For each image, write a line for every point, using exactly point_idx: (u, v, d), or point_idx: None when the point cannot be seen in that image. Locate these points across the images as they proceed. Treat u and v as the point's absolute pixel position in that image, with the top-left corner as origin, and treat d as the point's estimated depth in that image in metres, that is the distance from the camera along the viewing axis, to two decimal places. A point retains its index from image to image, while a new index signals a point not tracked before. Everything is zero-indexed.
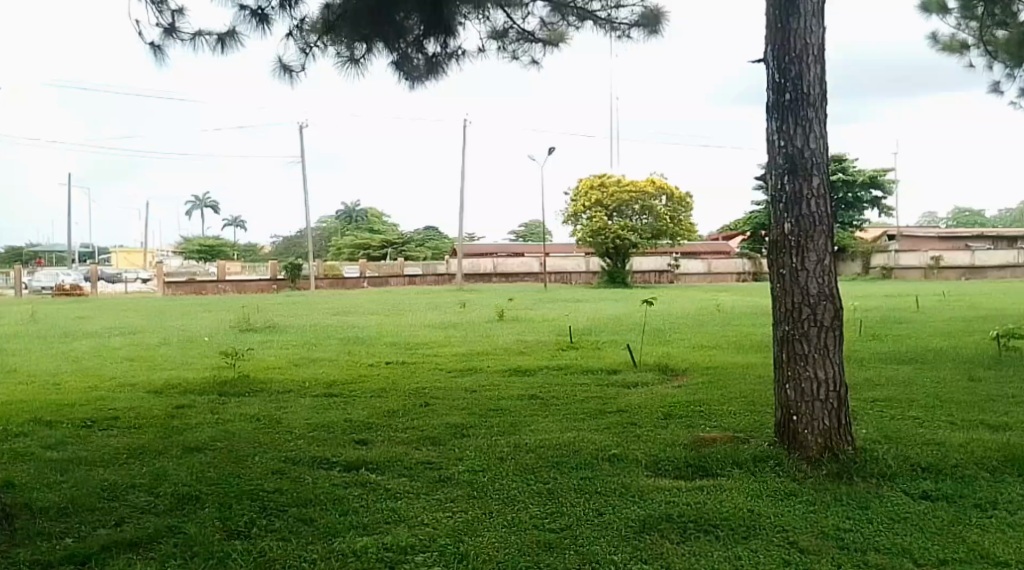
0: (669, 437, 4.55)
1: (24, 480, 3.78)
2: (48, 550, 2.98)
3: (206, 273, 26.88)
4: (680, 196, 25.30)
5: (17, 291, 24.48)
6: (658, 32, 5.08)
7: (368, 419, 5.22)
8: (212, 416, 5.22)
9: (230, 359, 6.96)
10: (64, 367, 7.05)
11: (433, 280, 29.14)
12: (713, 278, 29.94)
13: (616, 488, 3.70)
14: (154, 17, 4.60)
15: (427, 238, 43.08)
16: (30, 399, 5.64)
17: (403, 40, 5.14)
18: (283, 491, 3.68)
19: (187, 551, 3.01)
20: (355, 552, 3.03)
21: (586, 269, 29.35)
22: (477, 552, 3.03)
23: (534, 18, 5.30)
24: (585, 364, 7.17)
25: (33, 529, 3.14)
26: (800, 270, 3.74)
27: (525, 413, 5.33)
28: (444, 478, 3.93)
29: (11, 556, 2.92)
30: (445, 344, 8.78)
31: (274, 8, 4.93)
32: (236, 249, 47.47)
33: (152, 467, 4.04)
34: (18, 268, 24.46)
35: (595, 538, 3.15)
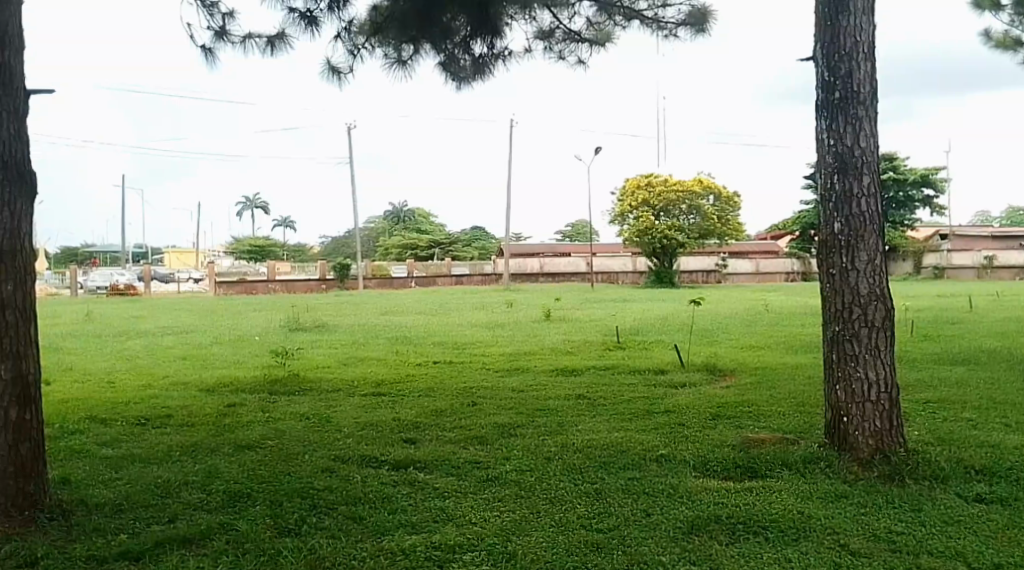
0: (717, 438, 4.53)
1: (80, 477, 3.91)
2: (103, 546, 3.04)
3: (256, 273, 27.32)
4: (728, 196, 25.04)
5: (75, 294, 25.17)
6: (706, 31, 5.05)
7: (415, 419, 5.29)
8: (262, 415, 5.33)
9: (279, 359, 7.09)
10: (118, 366, 7.24)
11: (479, 280, 29.22)
12: (761, 278, 29.59)
13: (664, 489, 3.71)
14: (205, 20, 4.73)
15: (473, 239, 43.27)
16: (87, 397, 5.82)
17: (449, 41, 5.19)
18: (332, 490, 3.76)
19: (239, 549, 3.09)
20: (404, 550, 3.09)
21: (632, 269, 29.19)
22: (524, 552, 3.07)
23: (581, 18, 5.31)
24: (632, 364, 7.17)
25: (88, 525, 3.20)
26: (851, 270, 3.70)
27: (571, 413, 5.36)
28: (491, 477, 3.97)
29: (66, 548, 3.00)
30: (491, 343, 8.84)
31: (323, 10, 5.03)
32: (285, 250, 48.24)
33: (202, 465, 4.14)
34: (76, 270, 25.15)
35: (642, 538, 3.16)
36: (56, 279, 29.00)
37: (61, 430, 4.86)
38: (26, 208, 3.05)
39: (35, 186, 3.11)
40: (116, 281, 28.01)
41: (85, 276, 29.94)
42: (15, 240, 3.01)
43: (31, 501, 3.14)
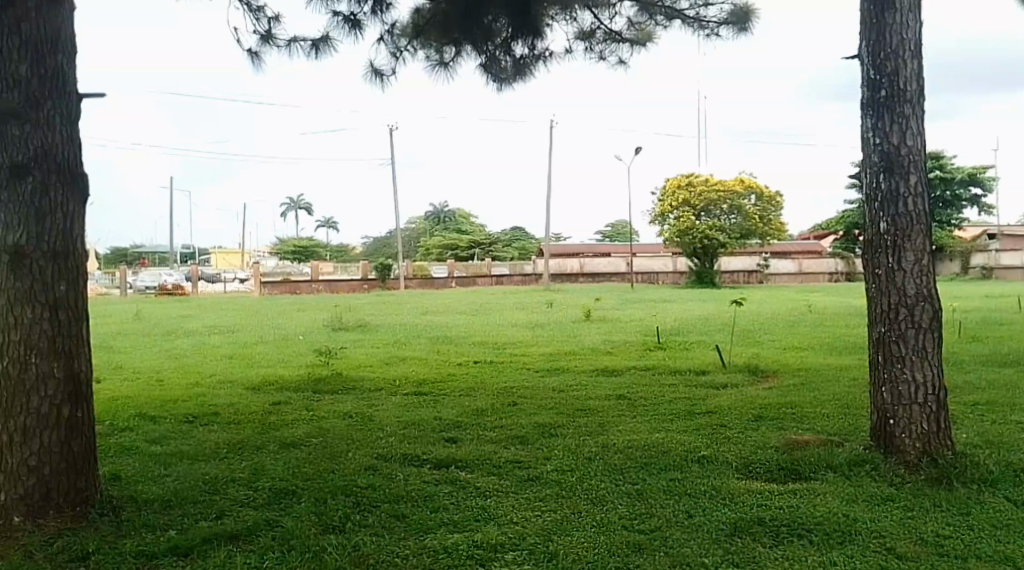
0: (760, 439, 4.51)
1: (130, 473, 4.03)
2: (152, 542, 3.12)
3: (299, 274, 27.72)
4: (770, 195, 24.77)
5: (125, 294, 25.75)
6: (748, 30, 5.01)
7: (457, 418, 5.33)
8: (306, 413, 5.43)
9: (322, 358, 7.21)
10: (166, 365, 7.40)
11: (519, 280, 29.27)
12: (804, 277, 29.18)
13: (706, 490, 3.70)
14: (252, 25, 4.83)
15: (513, 239, 43.36)
16: (137, 395, 5.97)
17: (491, 43, 5.23)
18: (375, 487, 3.82)
19: (285, 545, 3.16)
20: (446, 549, 3.13)
21: (673, 269, 29.01)
22: (566, 552, 3.09)
23: (622, 18, 5.30)
24: (673, 365, 7.15)
25: (138, 521, 3.28)
26: (897, 270, 3.66)
27: (612, 413, 5.38)
28: (533, 477, 4.00)
29: (117, 543, 3.08)
30: (532, 343, 8.87)
31: (366, 13, 5.10)
32: (329, 250, 48.91)
33: (248, 462, 4.23)
34: (124, 269, 25.76)
35: (685, 540, 3.16)
36: (106, 280, 29.69)
37: (112, 427, 5.00)
38: (78, 210, 3.15)
39: (86, 189, 3.20)
40: (164, 282, 28.61)
41: (134, 275, 30.65)
42: (67, 241, 3.11)
43: (81, 497, 3.21)
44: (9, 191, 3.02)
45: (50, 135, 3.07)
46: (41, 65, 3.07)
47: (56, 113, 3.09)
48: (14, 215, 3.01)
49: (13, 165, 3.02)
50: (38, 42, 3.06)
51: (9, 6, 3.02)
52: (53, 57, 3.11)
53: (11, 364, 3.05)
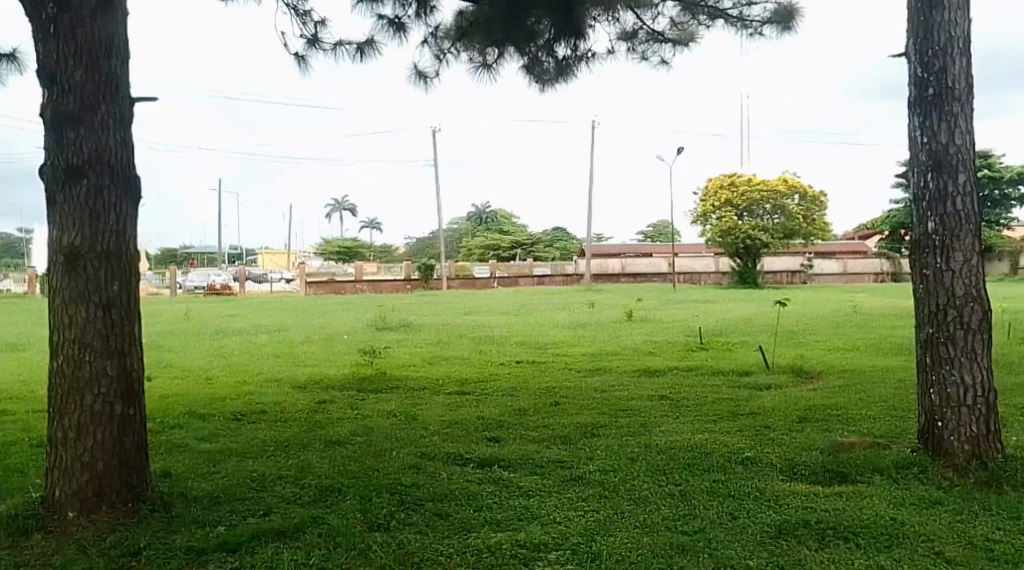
0: (804, 441, 4.49)
1: (181, 469, 4.14)
2: (202, 537, 3.20)
3: (344, 274, 28.08)
4: (814, 195, 24.47)
5: (177, 293, 26.33)
6: (792, 29, 4.98)
7: (499, 417, 5.39)
8: (351, 411, 5.53)
9: (367, 357, 7.31)
10: (215, 363, 7.57)
11: (561, 280, 29.28)
12: (849, 278, 28.81)
13: (750, 492, 3.70)
14: (299, 29, 4.93)
15: (554, 239, 43.35)
16: (188, 393, 6.13)
17: (533, 45, 5.27)
18: (419, 486, 3.88)
19: (332, 542, 3.23)
20: (490, 548, 3.18)
21: (715, 269, 28.79)
22: (609, 552, 3.12)
23: (664, 18, 5.30)
24: (715, 366, 7.13)
25: (189, 516, 3.38)
26: (945, 270, 3.62)
27: (655, 414, 5.38)
28: (575, 477, 4.03)
29: (168, 538, 3.16)
30: (574, 343, 8.90)
31: (410, 17, 5.17)
32: (372, 251, 49.44)
33: (295, 460, 4.33)
34: (175, 271, 26.35)
35: (729, 542, 3.17)
36: (157, 280, 30.40)
37: (163, 424, 5.15)
38: (130, 211, 3.24)
39: (139, 192, 3.30)
40: (212, 282, 29.18)
41: (185, 275, 31.34)
42: (120, 242, 3.20)
43: (133, 493, 3.29)
44: (65, 193, 3.13)
45: (104, 140, 3.17)
46: (97, 70, 3.17)
47: (110, 117, 3.19)
48: (70, 216, 3.12)
49: (69, 168, 3.13)
50: (92, 47, 3.17)
51: (66, 14, 3.15)
52: (107, 63, 3.20)
53: (66, 362, 3.15)
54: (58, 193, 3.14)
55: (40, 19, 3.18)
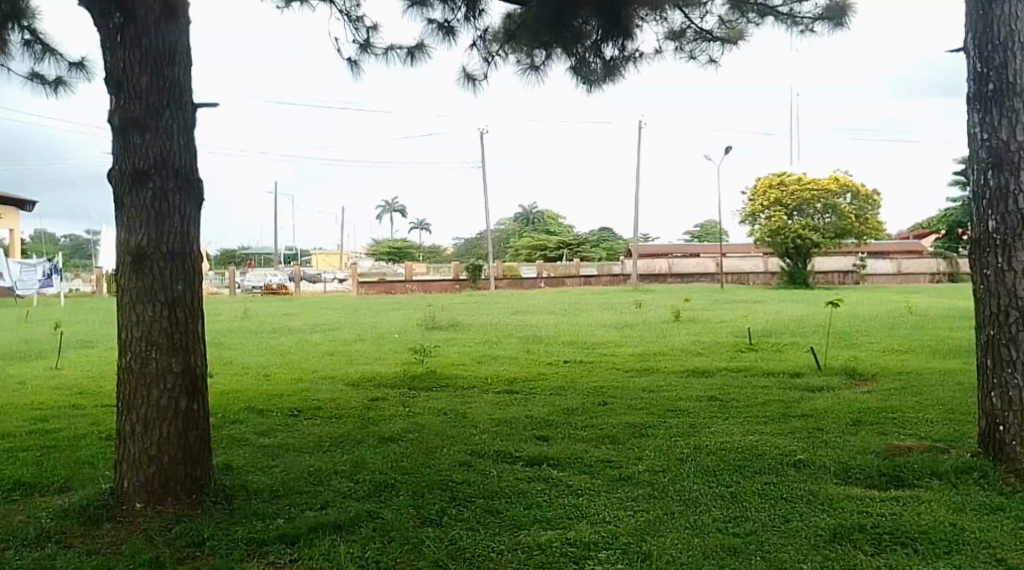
0: (858, 444, 4.44)
1: (241, 463, 4.24)
2: (263, 529, 3.28)
3: (394, 275, 28.41)
4: (866, 193, 24.17)
5: (235, 293, 26.89)
6: (844, 25, 4.93)
7: (547, 416, 5.42)
8: (403, 409, 5.61)
9: (418, 356, 7.40)
10: (271, 360, 7.73)
11: (608, 280, 29.19)
12: (903, 279, 28.30)
13: (803, 495, 3.68)
14: (351, 34, 5.02)
15: (600, 239, 43.25)
16: (245, 389, 6.27)
17: (581, 45, 5.27)
18: (470, 483, 3.93)
19: (386, 536, 3.30)
20: (541, 545, 3.21)
21: (764, 270, 28.47)
22: (660, 552, 3.13)
23: (713, 17, 5.26)
24: (767, 367, 7.05)
25: (249, 509, 3.47)
26: (1007, 271, 3.56)
27: (704, 415, 5.36)
28: (625, 477, 4.04)
29: (230, 530, 3.25)
30: (623, 343, 8.88)
31: (460, 20, 5.22)
32: (421, 252, 49.91)
33: (350, 456, 4.41)
34: (231, 272, 26.93)
35: (782, 545, 3.16)
36: (215, 279, 31.11)
37: (223, 419, 5.28)
38: (193, 213, 3.34)
39: (201, 194, 3.39)
40: (268, 282, 29.80)
41: (239, 276, 32.01)
42: (184, 243, 3.30)
43: (196, 485, 3.39)
44: (132, 195, 3.24)
45: (168, 144, 3.27)
46: (161, 76, 3.28)
47: (173, 121, 3.29)
48: (136, 217, 3.23)
49: (135, 171, 3.23)
50: (157, 55, 3.28)
51: (132, 22, 3.26)
52: (171, 69, 3.31)
53: (133, 359, 3.26)
54: (125, 196, 3.25)
55: (107, 28, 3.29)
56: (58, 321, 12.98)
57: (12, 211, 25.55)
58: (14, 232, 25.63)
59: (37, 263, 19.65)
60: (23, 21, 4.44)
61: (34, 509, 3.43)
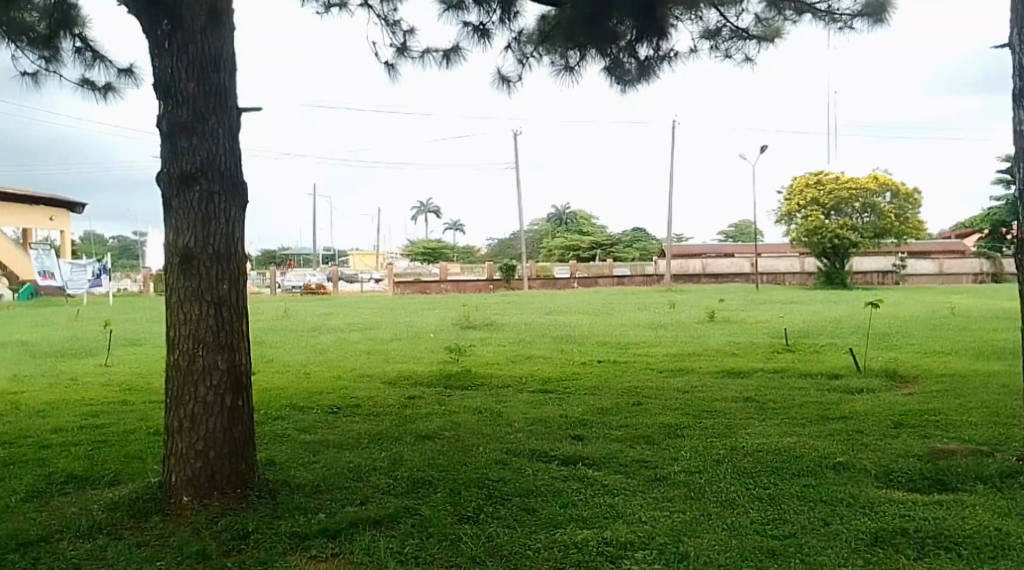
0: (901, 447, 4.38)
1: (283, 459, 4.29)
2: (305, 524, 3.32)
3: (429, 275, 28.54)
4: (907, 192, 23.88)
5: (276, 293, 27.27)
6: (884, 22, 4.85)
7: (582, 416, 5.41)
8: (439, 407, 5.63)
9: (453, 355, 7.43)
10: (310, 359, 7.81)
11: (641, 280, 29.06)
12: (945, 278, 27.85)
13: (843, 498, 3.63)
14: (388, 38, 5.05)
15: (633, 240, 43.06)
16: (286, 386, 6.35)
17: (615, 45, 5.25)
18: (506, 481, 3.94)
19: (424, 532, 3.32)
20: (576, 544, 3.20)
21: (800, 270, 28.18)
22: (697, 554, 3.11)
23: (749, 15, 5.21)
24: (804, 368, 6.98)
25: (292, 504, 3.51)
26: None
27: (739, 416, 5.32)
28: (661, 477, 4.03)
29: (273, 524, 3.29)
30: (658, 344, 8.85)
31: (495, 23, 5.24)
32: (454, 253, 50.10)
33: (388, 452, 4.45)
34: (269, 272, 27.28)
35: (822, 548, 3.13)
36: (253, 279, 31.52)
37: (266, 415, 5.34)
38: (238, 215, 3.39)
39: (245, 196, 3.44)
40: (305, 282, 30.11)
41: (277, 276, 32.38)
42: (230, 244, 3.35)
43: (241, 480, 3.43)
44: (180, 197, 3.29)
45: (214, 147, 3.31)
46: (206, 81, 3.33)
47: (219, 125, 3.34)
48: (184, 218, 3.28)
49: (183, 174, 3.28)
50: (203, 61, 3.33)
51: (179, 29, 3.31)
52: (217, 75, 3.36)
53: (181, 356, 3.31)
54: (173, 198, 3.30)
55: (155, 35, 3.34)
56: (107, 320, 13.26)
57: (62, 212, 26.14)
58: (64, 234, 26.24)
59: (87, 264, 20.08)
60: (74, 29, 4.52)
61: (86, 501, 3.49)
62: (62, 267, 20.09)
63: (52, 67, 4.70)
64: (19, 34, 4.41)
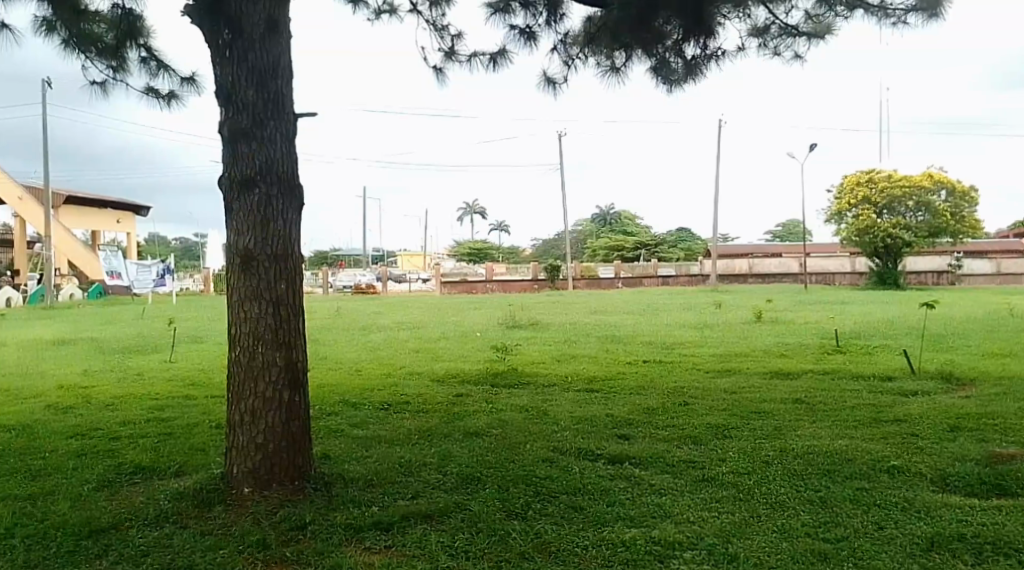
0: (958, 451, 4.30)
1: (337, 453, 4.36)
2: (359, 516, 3.37)
3: (474, 274, 28.67)
4: (963, 190, 23.28)
5: (327, 292, 27.64)
6: (939, 16, 4.73)
7: (628, 415, 5.41)
8: (487, 405, 5.67)
9: (500, 354, 7.47)
10: (361, 356, 7.91)
11: (686, 280, 28.85)
12: (1003, 279, 26.99)
13: (897, 502, 3.58)
14: (437, 43, 5.10)
15: (678, 240, 42.73)
16: (338, 383, 6.45)
17: (662, 45, 5.23)
18: (554, 479, 3.95)
19: (474, 526, 3.35)
20: (625, 542, 3.21)
21: (850, 270, 27.72)
22: (747, 555, 3.10)
23: (798, 11, 5.14)
24: (857, 369, 6.88)
25: (346, 496, 3.56)
26: None
27: (789, 417, 5.27)
28: (710, 478, 4.01)
29: (329, 516, 3.34)
30: (706, 344, 8.80)
31: (541, 25, 5.25)
32: (498, 253, 50.26)
33: (437, 449, 4.49)
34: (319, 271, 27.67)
35: (876, 552, 3.09)
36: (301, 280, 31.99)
37: (320, 411, 5.42)
38: (295, 217, 3.45)
39: (302, 199, 3.51)
40: (352, 283, 30.46)
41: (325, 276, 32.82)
42: (287, 245, 3.42)
43: (299, 472, 3.50)
44: (240, 200, 3.36)
45: (271, 152, 3.38)
46: (265, 89, 3.40)
47: (277, 132, 3.41)
48: (244, 220, 3.36)
49: (243, 178, 3.36)
50: (262, 69, 3.40)
51: (239, 39, 3.39)
52: (274, 82, 3.43)
53: (241, 353, 3.39)
54: (234, 201, 3.38)
55: (216, 44, 3.43)
56: (169, 318, 13.59)
57: (128, 214, 26.74)
58: (129, 235, 26.85)
59: (153, 263, 20.66)
60: (141, 40, 4.64)
61: (152, 491, 3.60)
62: (129, 266, 20.60)
63: (119, 77, 4.84)
64: (88, 46, 4.53)
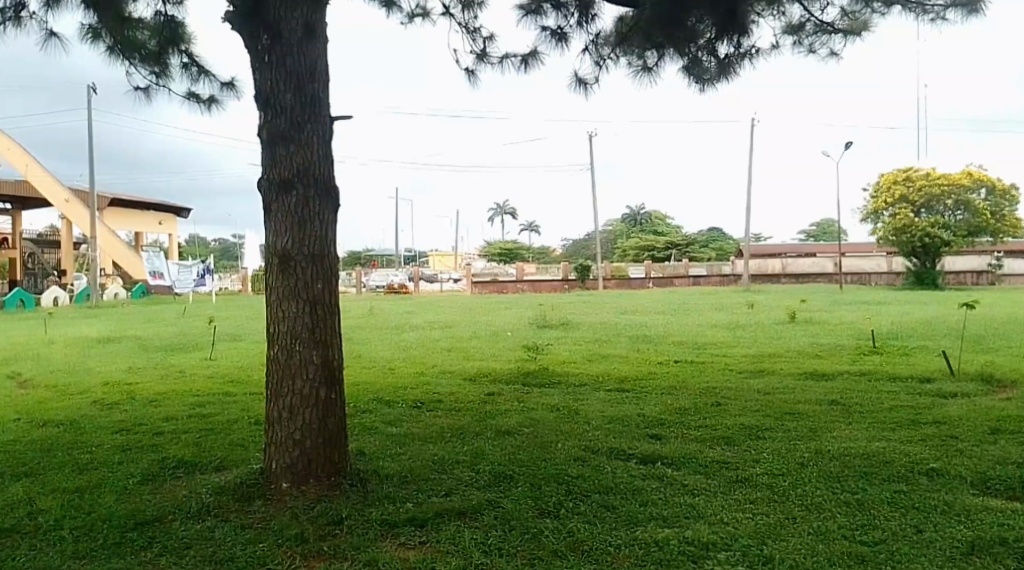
0: (998, 454, 4.21)
1: (371, 450, 4.39)
2: (395, 512, 3.39)
3: (505, 274, 28.69)
4: (1003, 187, 22.86)
5: (361, 291, 27.83)
6: (979, 12, 4.63)
7: (660, 415, 5.38)
8: (519, 404, 5.67)
9: (532, 353, 7.47)
10: (394, 355, 7.96)
11: (718, 280, 28.64)
12: None
13: (937, 505, 3.52)
14: (469, 45, 5.10)
15: (709, 240, 42.43)
16: (372, 381, 6.48)
17: (694, 45, 5.20)
18: (586, 478, 3.94)
19: (507, 524, 3.35)
20: (658, 542, 3.19)
21: (886, 270, 27.34)
22: (782, 557, 3.06)
23: (834, 8, 5.08)
24: (893, 370, 6.78)
25: (381, 492, 3.58)
26: None
27: (825, 419, 5.21)
28: (744, 479, 3.97)
29: (365, 511, 3.36)
30: (740, 344, 8.73)
31: (572, 26, 5.23)
32: (527, 253, 50.26)
33: (470, 447, 4.50)
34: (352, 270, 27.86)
35: (915, 556, 3.04)
36: None
37: (355, 408, 5.45)
38: (332, 218, 3.47)
39: (338, 201, 3.52)
40: (384, 283, 30.64)
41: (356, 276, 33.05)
42: (324, 246, 3.44)
43: (336, 468, 3.52)
44: (278, 201, 3.39)
45: (309, 154, 3.41)
46: (303, 92, 3.43)
47: (314, 134, 3.43)
48: (283, 221, 3.38)
49: (281, 180, 3.39)
50: (300, 73, 3.43)
51: (277, 43, 3.42)
52: (312, 85, 3.45)
53: (279, 351, 3.42)
54: (272, 201, 3.41)
55: (255, 49, 3.46)
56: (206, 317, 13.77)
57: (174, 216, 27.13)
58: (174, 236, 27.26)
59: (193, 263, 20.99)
60: (182, 45, 4.70)
61: (193, 485, 3.64)
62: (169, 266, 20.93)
63: (162, 82, 4.91)
64: (132, 52, 4.60)
